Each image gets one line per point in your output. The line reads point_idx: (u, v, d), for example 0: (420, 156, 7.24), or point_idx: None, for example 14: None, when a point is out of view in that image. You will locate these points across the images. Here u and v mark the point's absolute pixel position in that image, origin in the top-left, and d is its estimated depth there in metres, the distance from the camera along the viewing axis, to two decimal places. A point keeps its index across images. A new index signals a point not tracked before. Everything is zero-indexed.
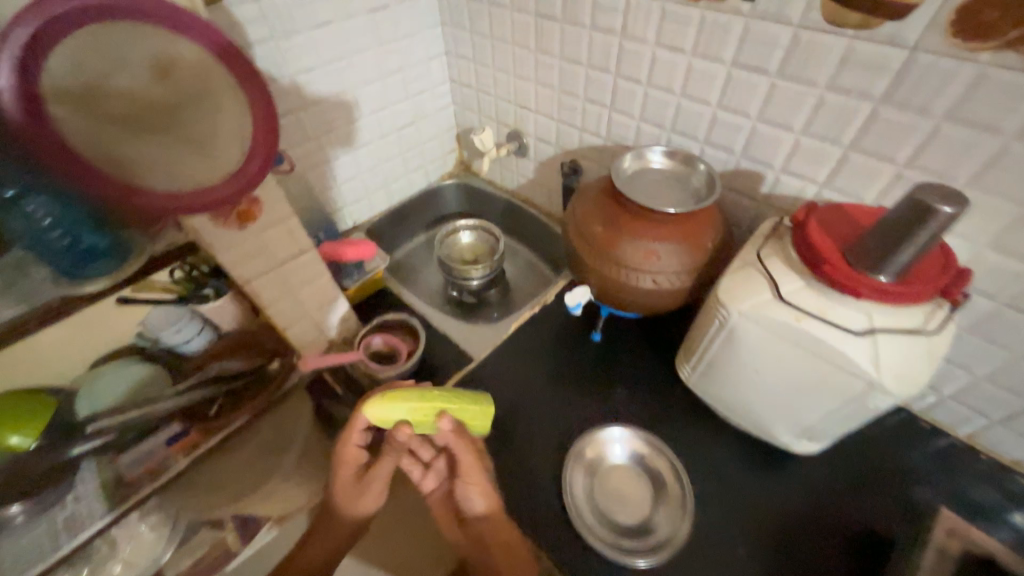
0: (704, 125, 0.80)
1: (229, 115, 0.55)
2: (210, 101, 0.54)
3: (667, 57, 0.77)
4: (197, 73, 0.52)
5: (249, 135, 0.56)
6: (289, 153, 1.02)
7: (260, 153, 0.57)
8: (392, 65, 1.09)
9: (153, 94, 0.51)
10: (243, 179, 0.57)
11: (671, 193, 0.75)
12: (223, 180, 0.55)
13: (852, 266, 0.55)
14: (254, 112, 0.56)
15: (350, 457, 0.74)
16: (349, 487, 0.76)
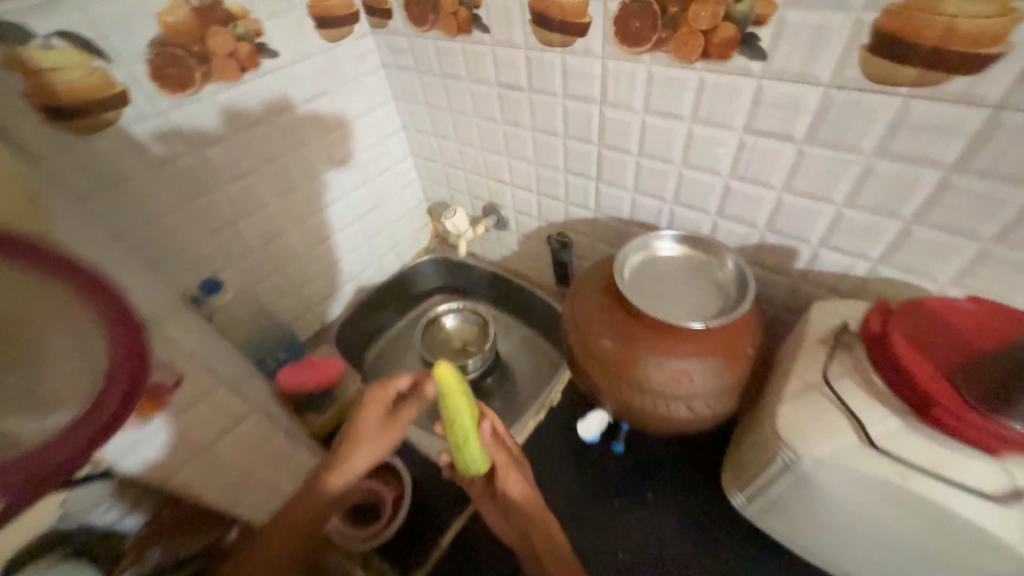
0: (716, 197, 0.66)
1: (73, 341, 0.33)
2: (43, 324, 0.32)
3: (661, 125, 0.64)
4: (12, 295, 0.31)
5: (108, 365, 0.34)
6: (231, 270, 0.87)
7: (122, 382, 0.35)
8: (343, 152, 0.96)
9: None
10: (110, 414, 0.35)
11: (690, 294, 0.61)
12: (75, 431, 0.33)
13: (969, 406, 0.42)
14: (111, 333, 0.34)
15: (374, 408, 0.69)
16: (367, 437, 0.67)
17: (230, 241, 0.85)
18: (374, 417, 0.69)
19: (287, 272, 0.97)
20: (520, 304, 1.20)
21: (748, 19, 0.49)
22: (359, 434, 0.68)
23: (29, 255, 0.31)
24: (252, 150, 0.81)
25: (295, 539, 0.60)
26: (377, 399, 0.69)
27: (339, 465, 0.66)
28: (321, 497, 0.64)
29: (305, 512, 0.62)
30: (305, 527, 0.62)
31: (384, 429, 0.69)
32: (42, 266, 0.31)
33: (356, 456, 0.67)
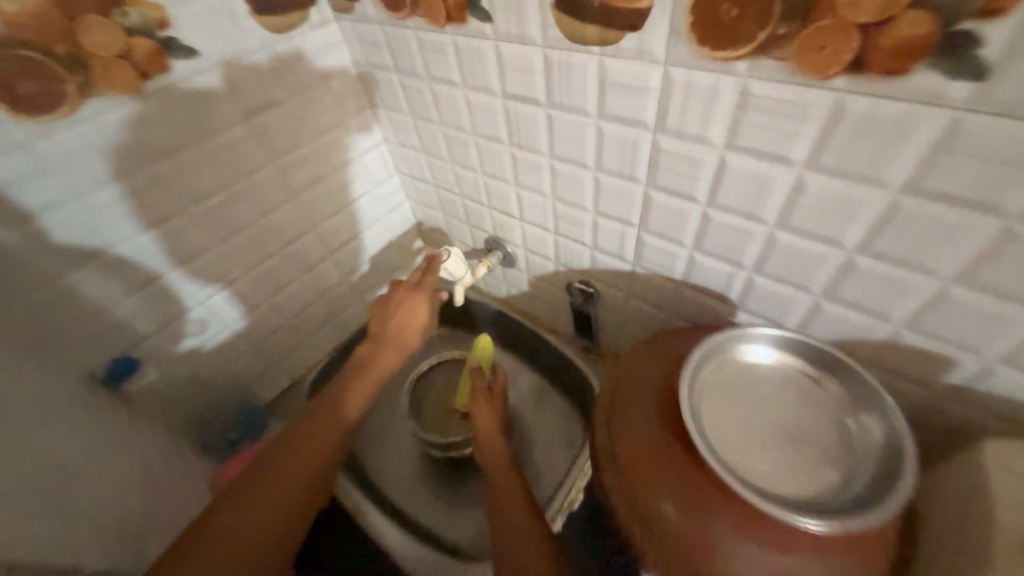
0: (828, 274, 0.45)
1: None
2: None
3: (753, 169, 0.42)
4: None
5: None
6: (160, 338, 0.67)
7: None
8: (306, 175, 0.75)
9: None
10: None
11: (798, 440, 0.40)
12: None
13: None
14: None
15: (418, 310, 0.68)
16: (394, 343, 0.66)
17: (156, 303, 0.65)
18: (416, 303, 0.69)
19: (239, 328, 0.77)
20: (529, 351, 0.99)
21: (964, 7, 0.28)
22: (386, 337, 0.66)
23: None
24: (178, 185, 0.61)
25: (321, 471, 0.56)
26: (424, 305, 0.69)
27: (370, 356, 0.65)
28: (348, 410, 0.61)
29: (329, 422, 0.59)
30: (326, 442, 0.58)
31: (410, 329, 0.68)
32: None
33: (383, 322, 0.67)
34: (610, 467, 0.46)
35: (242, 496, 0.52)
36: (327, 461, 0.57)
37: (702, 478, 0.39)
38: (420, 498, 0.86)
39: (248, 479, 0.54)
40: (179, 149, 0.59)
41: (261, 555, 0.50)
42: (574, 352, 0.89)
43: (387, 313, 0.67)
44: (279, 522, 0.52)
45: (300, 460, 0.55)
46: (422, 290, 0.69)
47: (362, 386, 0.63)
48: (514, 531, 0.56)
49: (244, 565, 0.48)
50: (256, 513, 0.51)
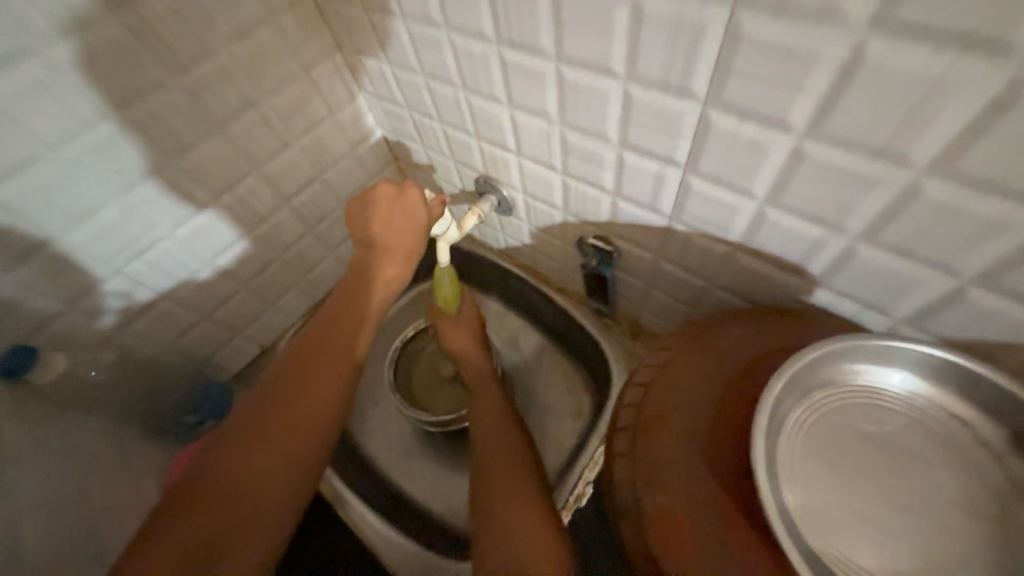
0: (999, 251, 0.28)
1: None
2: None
3: (918, 68, 0.24)
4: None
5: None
6: (73, 315, 0.55)
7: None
8: (234, 99, 0.57)
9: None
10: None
11: (934, 531, 0.26)
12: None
13: None
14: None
15: (415, 214, 0.55)
16: (396, 253, 0.54)
17: (52, 275, 0.51)
18: (412, 204, 0.56)
19: (180, 296, 0.64)
20: (533, 311, 0.85)
21: None
22: (382, 245, 0.55)
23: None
24: (35, 117, 0.44)
25: (341, 401, 0.46)
26: (422, 210, 0.56)
27: (364, 264, 0.54)
28: (361, 326, 0.51)
29: (343, 342, 0.48)
30: (346, 368, 0.47)
31: (408, 235, 0.55)
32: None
33: (375, 228, 0.54)
34: (629, 506, 0.33)
35: (246, 437, 0.41)
36: (349, 391, 0.47)
37: (763, 556, 0.27)
38: (409, 474, 0.78)
39: (252, 424, 0.42)
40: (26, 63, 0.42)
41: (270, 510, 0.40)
42: (584, 316, 0.75)
43: (380, 218, 0.55)
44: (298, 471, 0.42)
45: (318, 395, 0.45)
46: (412, 195, 0.56)
47: (372, 294, 0.53)
48: (503, 457, 0.51)
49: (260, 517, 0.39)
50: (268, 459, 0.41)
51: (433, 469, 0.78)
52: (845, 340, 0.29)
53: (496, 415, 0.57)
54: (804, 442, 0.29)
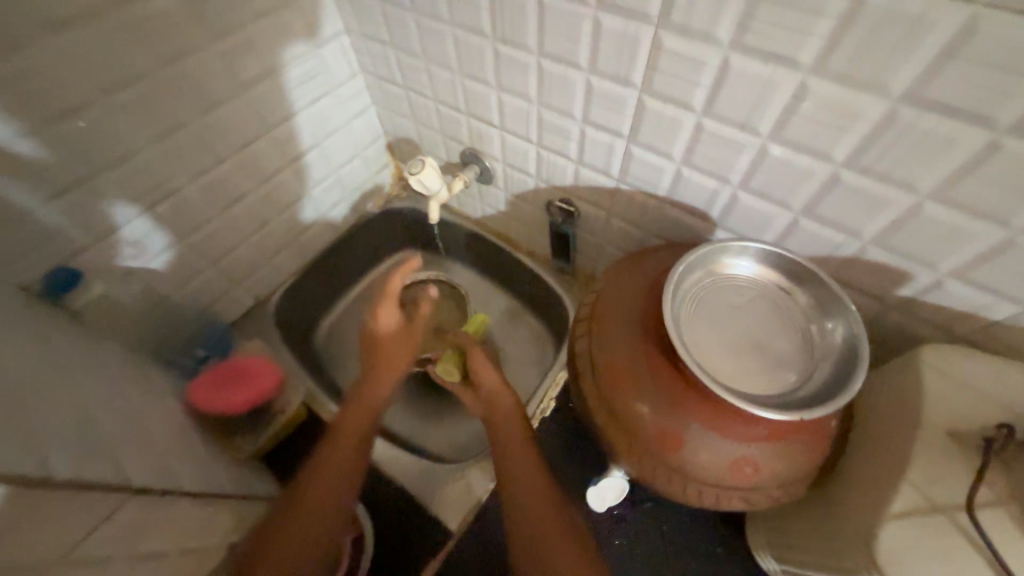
0: (811, 191, 0.45)
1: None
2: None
3: (757, 72, 0.40)
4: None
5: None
6: (99, 249, 0.61)
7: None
8: (255, 66, 0.65)
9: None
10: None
11: (769, 352, 0.43)
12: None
13: None
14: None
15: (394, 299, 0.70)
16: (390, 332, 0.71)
17: (86, 209, 0.57)
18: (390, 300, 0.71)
19: (194, 241, 0.71)
20: (504, 274, 0.99)
21: None
22: (381, 352, 0.70)
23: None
24: (96, 68, 0.51)
25: (348, 455, 0.59)
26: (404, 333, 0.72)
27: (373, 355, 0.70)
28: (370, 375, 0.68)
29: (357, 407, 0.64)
30: (353, 442, 0.61)
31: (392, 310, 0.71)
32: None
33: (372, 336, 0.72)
34: (587, 370, 0.48)
35: (283, 506, 0.56)
36: (349, 467, 0.58)
37: (674, 379, 0.42)
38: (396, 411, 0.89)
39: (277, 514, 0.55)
40: (93, 19, 0.49)
41: (297, 533, 0.53)
42: (548, 274, 0.90)
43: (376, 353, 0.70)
44: (308, 516, 0.54)
45: (313, 491, 0.56)
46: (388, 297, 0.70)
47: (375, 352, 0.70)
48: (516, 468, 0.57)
49: (270, 553, 0.51)
50: (286, 519, 0.53)
51: (418, 405, 0.89)
52: (719, 244, 0.45)
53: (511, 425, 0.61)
54: (693, 310, 0.44)
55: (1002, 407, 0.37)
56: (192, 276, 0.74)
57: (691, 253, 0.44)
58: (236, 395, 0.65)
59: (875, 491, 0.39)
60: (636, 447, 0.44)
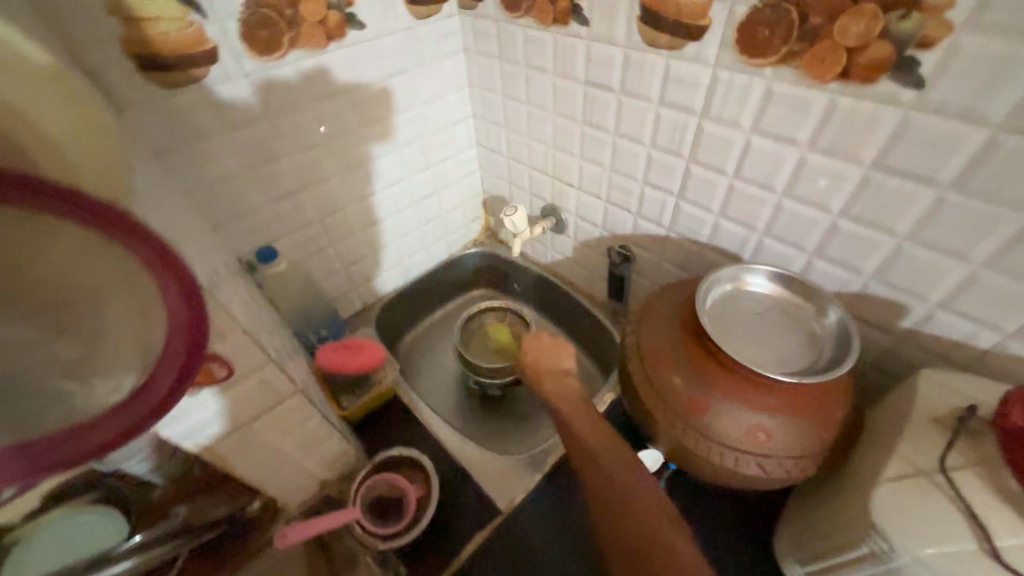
0: (817, 235, 0.60)
1: (138, 319, 0.32)
2: (97, 294, 0.31)
3: (770, 148, 0.58)
4: (56, 249, 0.29)
5: (161, 308, 0.32)
6: (286, 240, 0.86)
7: (182, 352, 0.33)
8: (411, 132, 0.93)
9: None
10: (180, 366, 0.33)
11: (782, 347, 0.54)
12: (119, 413, 0.31)
13: None
14: (163, 285, 0.31)
15: None
16: None
17: (289, 212, 0.84)
18: None
19: (339, 248, 0.96)
20: (563, 313, 1.14)
21: (911, 39, 0.43)
22: None
23: (75, 212, 0.28)
24: (325, 124, 0.80)
25: None
26: None
27: None
28: None
29: None
30: None
31: None
32: (93, 223, 0.28)
33: None
34: (634, 355, 0.61)
35: None
36: None
37: (704, 359, 0.55)
38: (458, 415, 1.02)
39: None
40: (334, 96, 0.79)
41: None
42: (603, 313, 1.04)
43: None
44: None
45: None
46: None
47: None
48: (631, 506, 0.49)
49: None
50: None
51: (477, 411, 1.02)
52: (742, 266, 0.60)
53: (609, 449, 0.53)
54: (720, 311, 0.58)
55: (979, 403, 0.46)
56: (329, 275, 0.97)
57: (720, 271, 0.59)
58: (349, 360, 0.83)
59: (874, 464, 0.47)
60: (670, 413, 0.55)
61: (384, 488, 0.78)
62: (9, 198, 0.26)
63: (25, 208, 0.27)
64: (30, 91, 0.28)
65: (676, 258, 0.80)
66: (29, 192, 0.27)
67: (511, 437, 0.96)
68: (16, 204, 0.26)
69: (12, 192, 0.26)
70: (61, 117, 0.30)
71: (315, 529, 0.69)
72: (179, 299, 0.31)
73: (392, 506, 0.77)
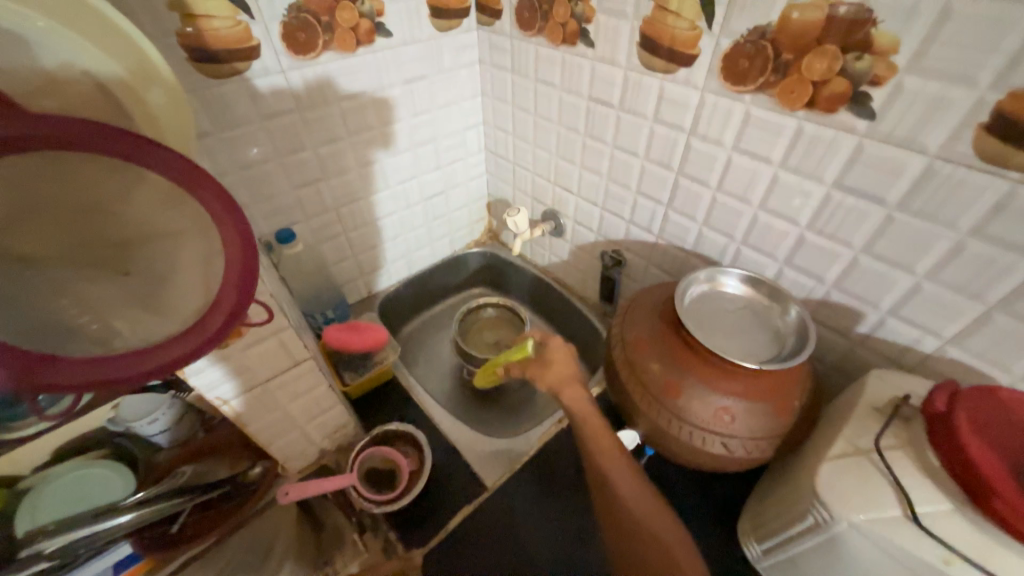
0: (787, 245, 0.66)
1: (200, 266, 0.39)
2: (168, 241, 0.38)
3: (748, 165, 0.65)
4: (140, 197, 0.36)
5: (222, 257, 0.39)
6: (303, 225, 0.92)
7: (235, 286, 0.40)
8: (425, 134, 1.00)
9: (67, 197, 0.33)
10: (229, 310, 0.40)
11: (749, 341, 0.61)
12: (175, 342, 0.38)
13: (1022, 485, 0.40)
14: (227, 237, 0.39)
15: None
16: None
17: (308, 199, 0.90)
18: None
19: (351, 237, 1.02)
20: (557, 314, 1.21)
21: (864, 78, 0.50)
22: None
23: (159, 167, 0.35)
24: (348, 120, 0.87)
25: None
26: None
27: None
28: None
29: None
30: None
31: None
32: (172, 176, 0.35)
33: None
34: (618, 344, 0.68)
35: None
36: None
37: (680, 349, 0.61)
38: (451, 402, 1.07)
39: None
40: (359, 96, 0.86)
41: None
42: (594, 315, 1.10)
43: None
44: None
45: None
46: None
47: None
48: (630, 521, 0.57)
49: None
50: None
51: (470, 400, 1.07)
52: (718, 269, 0.67)
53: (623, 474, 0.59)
54: (697, 306, 0.64)
55: (914, 396, 0.53)
56: (339, 262, 1.04)
57: (697, 272, 0.65)
58: (354, 340, 0.89)
59: (822, 446, 0.53)
60: (647, 394, 0.61)
61: (379, 461, 0.83)
62: (109, 148, 0.33)
63: (120, 157, 0.33)
64: (141, 77, 0.38)
65: (663, 263, 0.86)
66: (123, 145, 0.33)
67: (500, 426, 1.02)
68: (113, 153, 0.33)
69: (112, 143, 0.33)
70: (159, 97, 0.39)
71: (314, 489, 0.74)
72: (238, 251, 0.39)
73: (385, 477, 0.82)
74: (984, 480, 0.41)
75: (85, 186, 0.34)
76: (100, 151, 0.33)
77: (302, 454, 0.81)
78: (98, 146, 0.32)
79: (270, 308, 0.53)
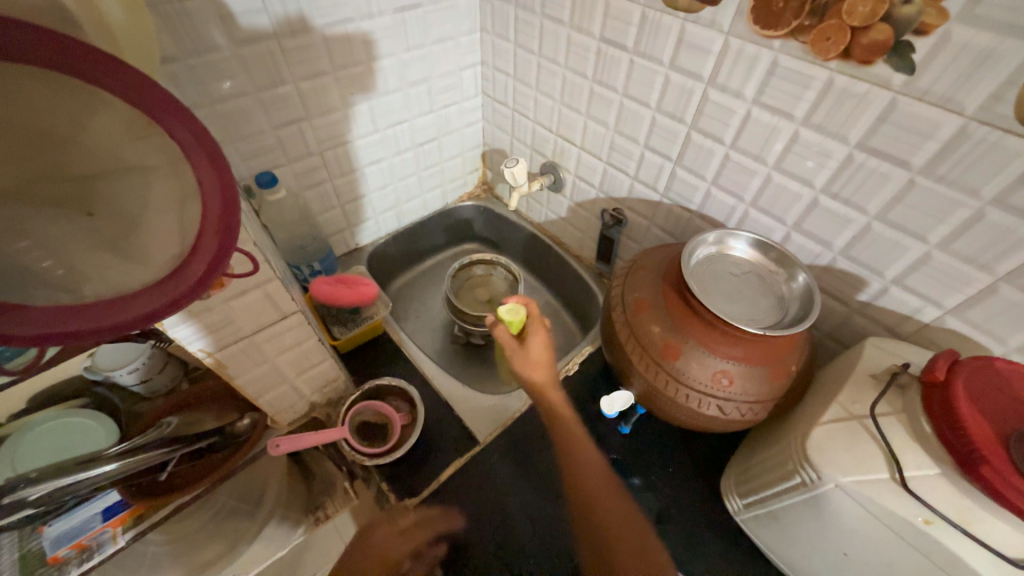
0: (799, 209, 0.64)
1: (170, 207, 0.34)
2: (132, 176, 0.33)
3: (768, 120, 0.61)
4: (99, 126, 0.30)
5: (199, 197, 0.35)
6: (285, 169, 0.86)
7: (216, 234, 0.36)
8: (418, 72, 0.92)
9: (10, 119, 0.28)
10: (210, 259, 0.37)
11: (753, 307, 0.60)
12: (150, 293, 0.35)
13: (1008, 453, 0.41)
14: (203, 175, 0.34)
15: None
16: None
17: (289, 140, 0.83)
18: None
19: (337, 184, 0.96)
20: (550, 273, 1.18)
21: (910, 26, 0.46)
22: None
23: (120, 87, 0.30)
24: (332, 52, 0.79)
25: None
26: None
27: None
28: None
29: None
30: None
31: None
32: (138, 102, 0.30)
33: None
34: (618, 306, 0.66)
35: None
36: None
37: (685, 313, 0.60)
38: (442, 358, 1.07)
39: None
40: (345, 23, 0.77)
41: None
42: (589, 274, 1.08)
43: None
44: None
45: None
46: None
47: None
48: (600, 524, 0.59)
49: None
50: None
51: (461, 356, 1.07)
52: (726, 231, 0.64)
53: (586, 443, 0.64)
54: (700, 267, 0.63)
55: (912, 365, 0.53)
56: (325, 211, 0.98)
57: (704, 235, 0.63)
58: (341, 292, 0.85)
59: (816, 410, 0.54)
60: (645, 355, 0.61)
61: (370, 414, 0.83)
62: (60, 64, 0.28)
63: (74, 76, 0.28)
64: None
65: (665, 222, 0.84)
66: (78, 62, 0.28)
67: (490, 382, 1.02)
68: (65, 71, 0.28)
69: (62, 56, 0.28)
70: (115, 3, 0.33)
71: (304, 442, 0.74)
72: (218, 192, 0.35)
73: (377, 430, 0.82)
74: (972, 442, 0.42)
75: (28, 109, 0.28)
76: (51, 66, 0.27)
77: (291, 407, 0.80)
78: (45, 60, 0.27)
79: (254, 258, 0.50)
